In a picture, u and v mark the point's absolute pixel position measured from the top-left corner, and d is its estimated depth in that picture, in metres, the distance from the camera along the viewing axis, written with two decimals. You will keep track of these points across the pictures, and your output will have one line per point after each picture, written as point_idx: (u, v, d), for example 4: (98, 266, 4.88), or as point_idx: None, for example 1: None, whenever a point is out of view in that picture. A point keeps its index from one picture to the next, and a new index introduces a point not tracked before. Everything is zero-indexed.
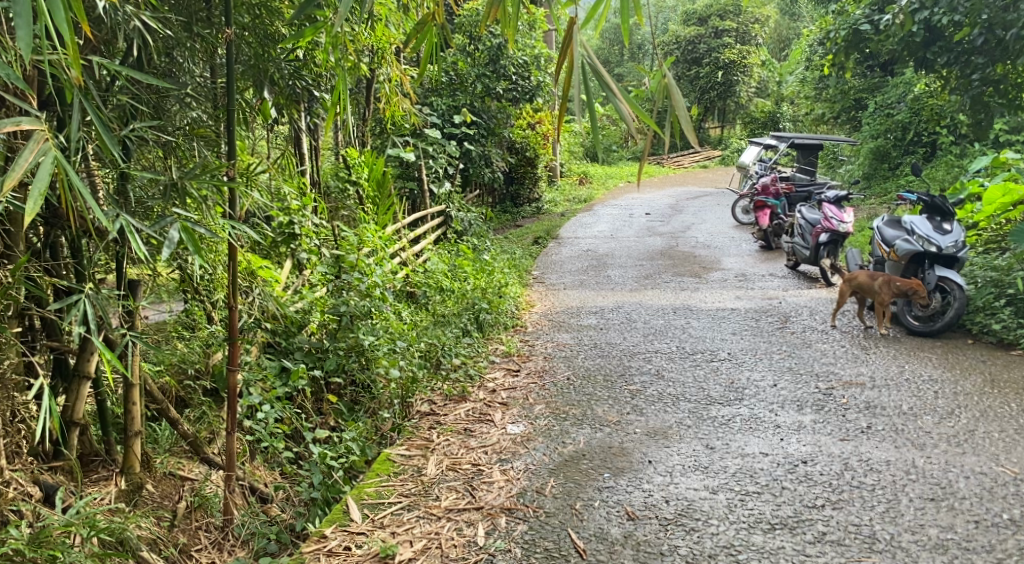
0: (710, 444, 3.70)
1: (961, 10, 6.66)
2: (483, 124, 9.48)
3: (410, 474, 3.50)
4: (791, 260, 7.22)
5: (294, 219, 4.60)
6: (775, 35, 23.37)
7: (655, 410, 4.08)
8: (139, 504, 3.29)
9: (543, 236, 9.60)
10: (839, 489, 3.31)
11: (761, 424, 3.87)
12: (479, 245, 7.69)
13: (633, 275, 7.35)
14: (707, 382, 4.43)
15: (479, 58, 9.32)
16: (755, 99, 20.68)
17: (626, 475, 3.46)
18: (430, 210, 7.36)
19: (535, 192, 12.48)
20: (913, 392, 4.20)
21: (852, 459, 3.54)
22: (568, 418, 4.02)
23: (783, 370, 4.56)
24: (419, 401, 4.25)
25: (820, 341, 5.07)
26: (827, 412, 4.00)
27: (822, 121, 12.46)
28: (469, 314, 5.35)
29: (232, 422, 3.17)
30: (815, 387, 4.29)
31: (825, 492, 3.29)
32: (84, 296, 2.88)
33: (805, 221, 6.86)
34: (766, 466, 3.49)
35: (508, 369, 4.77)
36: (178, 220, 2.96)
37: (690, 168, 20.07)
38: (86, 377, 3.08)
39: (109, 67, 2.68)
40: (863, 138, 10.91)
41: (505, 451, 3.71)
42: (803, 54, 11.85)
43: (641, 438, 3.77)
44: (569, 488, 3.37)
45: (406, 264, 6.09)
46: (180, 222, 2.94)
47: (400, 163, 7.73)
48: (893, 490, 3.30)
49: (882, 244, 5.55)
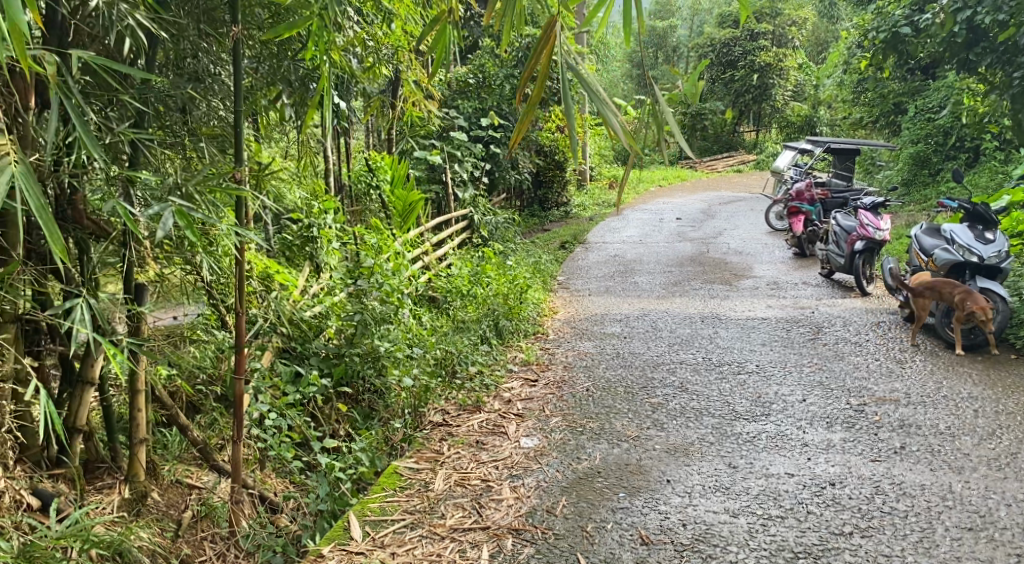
0: (733, 463, 3.54)
1: (1005, 10, 6.43)
2: (512, 127, 9.39)
3: (416, 488, 3.39)
4: (825, 268, 7.00)
5: (313, 223, 4.60)
6: (813, 37, 23.08)
7: (676, 425, 3.93)
8: (143, 514, 3.22)
9: (570, 242, 9.46)
10: (869, 515, 3.14)
11: (788, 443, 3.70)
12: (504, 249, 7.58)
13: (660, 281, 7.20)
14: (732, 396, 4.26)
15: (507, 61, 9.25)
16: (791, 103, 20.37)
17: (642, 495, 3.31)
18: (454, 214, 7.26)
19: (564, 197, 12.35)
20: (951, 410, 4.00)
21: (883, 482, 3.36)
22: (585, 432, 3.89)
23: (813, 385, 4.37)
24: (432, 411, 4.16)
25: (853, 354, 4.87)
26: (858, 429, 3.82)
27: (860, 125, 12.22)
28: (489, 322, 5.23)
29: (238, 432, 3.10)
30: (846, 403, 4.11)
31: (854, 518, 3.12)
32: (83, 300, 2.79)
33: (840, 228, 6.64)
34: (791, 488, 3.33)
35: (526, 379, 4.65)
36: (174, 205, 2.82)
37: (725, 173, 19.79)
38: (89, 383, 3.01)
39: (89, 60, 2.59)
40: (902, 144, 10.65)
41: (517, 466, 3.58)
42: (842, 57, 11.62)
43: (660, 455, 3.62)
44: (581, 508, 3.23)
45: (428, 268, 5.99)
46: (175, 207, 2.80)
47: (425, 166, 7.66)
48: (927, 518, 3.12)
49: (919, 253, 5.33)
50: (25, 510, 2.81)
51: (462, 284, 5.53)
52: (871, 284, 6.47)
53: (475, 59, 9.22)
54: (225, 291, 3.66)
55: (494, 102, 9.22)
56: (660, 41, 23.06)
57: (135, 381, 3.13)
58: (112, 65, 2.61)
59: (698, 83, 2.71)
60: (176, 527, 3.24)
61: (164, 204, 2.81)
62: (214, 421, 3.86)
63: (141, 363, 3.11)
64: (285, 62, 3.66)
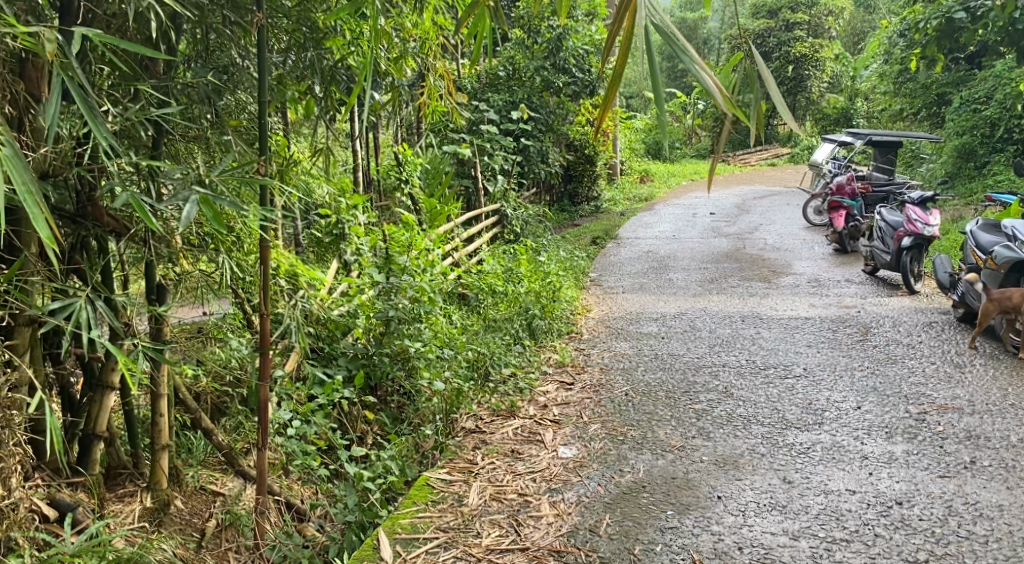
0: (788, 477, 3.36)
1: None
2: (543, 120, 9.23)
3: (450, 503, 3.23)
4: (869, 265, 6.78)
5: (342, 219, 4.50)
6: (849, 28, 22.71)
7: (723, 434, 3.75)
8: (166, 524, 3.09)
9: (602, 237, 9.27)
10: (944, 540, 2.94)
11: (846, 456, 3.51)
12: (536, 245, 7.40)
13: (696, 278, 7.01)
14: (781, 402, 4.07)
15: (538, 52, 9.10)
16: (827, 94, 19.92)
17: (692, 514, 3.13)
18: (485, 209, 7.09)
19: (594, 191, 12.13)
20: (1021, 421, 3.78)
21: (954, 502, 3.16)
22: (626, 441, 3.72)
23: (867, 390, 4.16)
24: (464, 417, 3.95)
25: (907, 357, 4.65)
26: (921, 441, 3.62)
27: (900, 116, 11.90)
28: (522, 320, 5.07)
29: (264, 437, 2.94)
30: (905, 411, 3.90)
31: (928, 543, 2.92)
32: (87, 299, 2.60)
33: (885, 223, 6.39)
34: (855, 508, 3.14)
35: (562, 383, 4.47)
36: (197, 194, 2.65)
37: (757, 167, 19.45)
38: (110, 388, 2.89)
39: (95, 38, 2.30)
40: (946, 136, 10.34)
41: (555, 479, 3.41)
42: (883, 46, 11.31)
43: (708, 468, 3.44)
44: (627, 527, 3.06)
45: (458, 264, 5.83)
46: (199, 197, 2.65)
47: (455, 161, 7.51)
48: (1010, 544, 2.91)
49: (975, 250, 5.08)
50: (40, 522, 2.67)
51: (494, 281, 5.37)
52: (919, 281, 6.24)
53: (506, 51, 9.10)
54: (251, 290, 3.56)
55: (525, 94, 9.05)
56: (689, 33, 22.80)
57: (156, 385, 3.01)
58: (118, 41, 2.31)
59: (732, 75, 2.53)
60: (199, 537, 3.14)
61: (188, 194, 2.63)
62: (240, 424, 3.74)
63: (163, 368, 3.00)
64: (312, 52, 3.48)
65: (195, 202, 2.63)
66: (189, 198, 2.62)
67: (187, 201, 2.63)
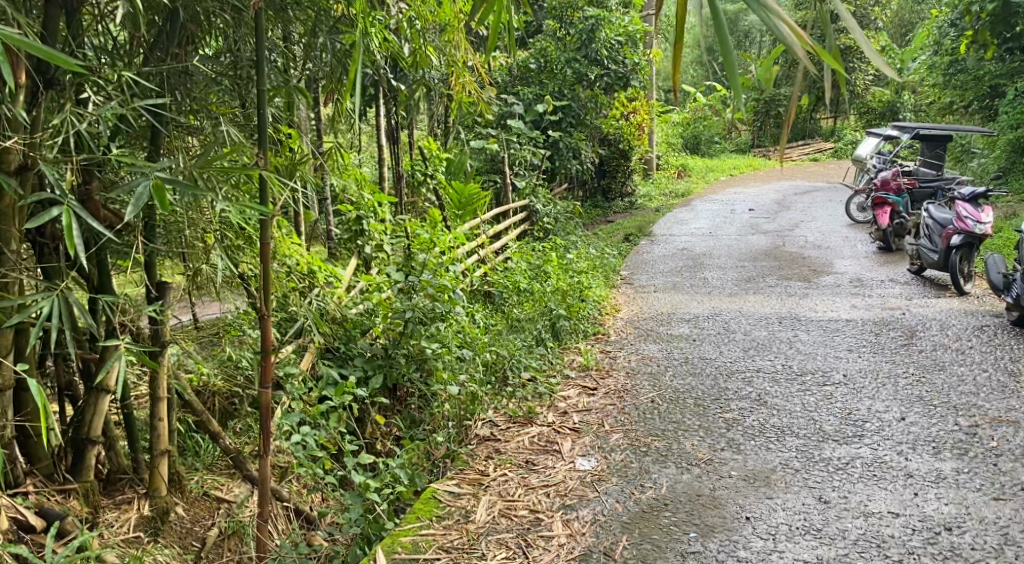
0: (824, 497, 3.13)
1: None
2: (574, 113, 9.05)
3: (456, 519, 3.05)
4: (915, 264, 6.50)
5: (363, 215, 4.36)
6: (897, 19, 22.17)
7: (755, 446, 3.52)
8: (163, 533, 2.94)
9: (635, 233, 9.04)
10: None
11: (890, 472, 3.27)
12: (566, 243, 7.21)
13: (732, 277, 6.74)
14: (817, 411, 3.83)
15: (570, 43, 9.02)
16: (873, 88, 19.42)
17: (717, 537, 2.91)
18: (513, 205, 6.92)
19: (629, 187, 11.89)
20: None
21: (1010, 529, 2.90)
22: (649, 453, 3.51)
23: (912, 400, 3.91)
24: (479, 423, 3.81)
25: (955, 363, 4.38)
26: (972, 458, 3.37)
27: (950, 109, 11.55)
28: (546, 320, 4.88)
29: (264, 444, 2.73)
30: (954, 425, 3.64)
31: None
32: (58, 298, 2.42)
33: (933, 221, 6.08)
34: (898, 533, 2.90)
35: (584, 387, 4.27)
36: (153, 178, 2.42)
37: (800, 162, 19.04)
38: (105, 390, 2.73)
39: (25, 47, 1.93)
40: (1000, 129, 9.98)
41: (570, 494, 3.22)
42: (932, 36, 10.92)
43: (736, 485, 3.22)
44: (645, 551, 2.86)
45: (485, 261, 5.67)
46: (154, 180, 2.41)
47: (484, 156, 7.33)
48: None
49: None
50: (24, 533, 2.53)
51: (519, 279, 5.18)
52: (968, 282, 5.94)
53: (537, 43, 9.01)
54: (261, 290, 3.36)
55: (554, 87, 8.94)
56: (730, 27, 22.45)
57: (155, 386, 2.85)
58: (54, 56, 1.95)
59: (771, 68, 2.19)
60: (198, 547, 2.99)
61: (141, 181, 2.42)
62: (249, 426, 3.56)
63: (161, 370, 2.83)
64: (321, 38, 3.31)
65: (146, 188, 2.41)
66: (139, 186, 2.41)
67: (139, 186, 2.42)
